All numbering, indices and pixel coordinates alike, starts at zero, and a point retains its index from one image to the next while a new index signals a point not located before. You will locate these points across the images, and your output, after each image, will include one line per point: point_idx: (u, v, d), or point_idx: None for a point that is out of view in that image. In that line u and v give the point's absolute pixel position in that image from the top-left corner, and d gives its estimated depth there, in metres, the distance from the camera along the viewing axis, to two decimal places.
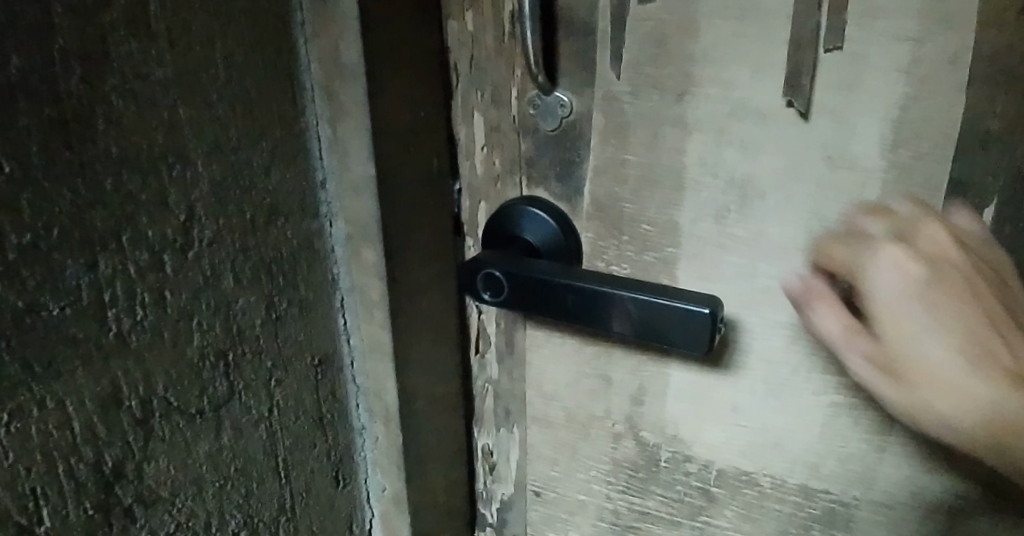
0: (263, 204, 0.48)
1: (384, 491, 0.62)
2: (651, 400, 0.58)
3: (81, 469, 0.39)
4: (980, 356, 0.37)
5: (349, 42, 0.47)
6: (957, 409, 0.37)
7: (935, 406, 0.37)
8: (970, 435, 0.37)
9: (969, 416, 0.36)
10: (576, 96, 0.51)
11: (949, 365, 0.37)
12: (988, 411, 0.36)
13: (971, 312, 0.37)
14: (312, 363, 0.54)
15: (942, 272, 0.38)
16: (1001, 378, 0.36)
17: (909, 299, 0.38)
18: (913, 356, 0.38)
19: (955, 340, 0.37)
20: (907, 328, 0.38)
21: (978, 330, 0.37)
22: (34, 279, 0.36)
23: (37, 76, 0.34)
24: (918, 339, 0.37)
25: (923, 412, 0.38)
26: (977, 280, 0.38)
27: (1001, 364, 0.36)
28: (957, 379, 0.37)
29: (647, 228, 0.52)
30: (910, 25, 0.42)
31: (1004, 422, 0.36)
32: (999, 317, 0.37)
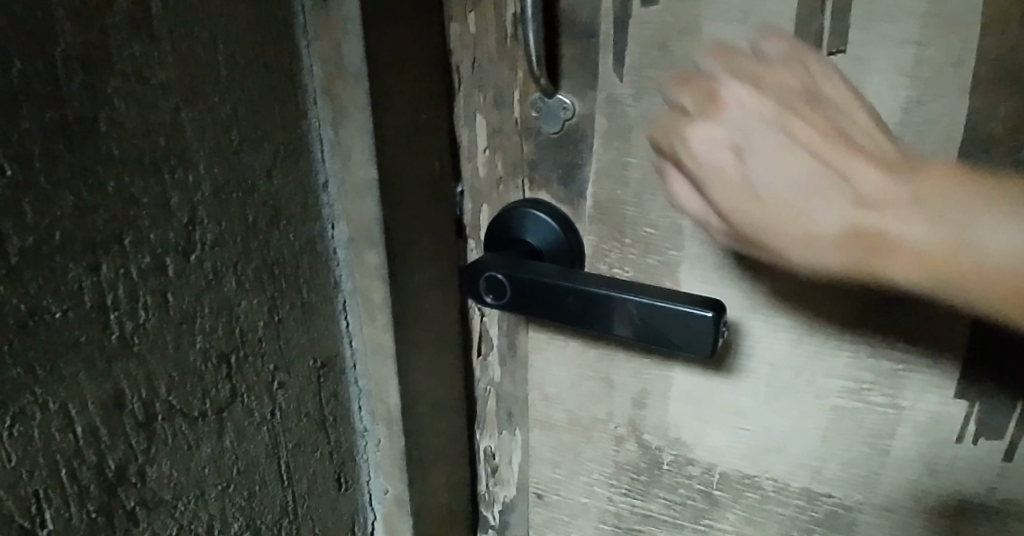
0: (266, 206, 0.48)
1: (386, 493, 0.62)
2: (653, 403, 0.58)
3: (83, 471, 0.39)
4: (822, 187, 0.33)
5: (350, 44, 0.47)
6: (814, 248, 0.34)
7: (800, 253, 0.35)
8: (840, 268, 0.34)
9: (830, 252, 0.34)
10: (579, 98, 0.51)
11: (789, 206, 0.34)
12: (843, 238, 0.33)
13: (799, 148, 0.34)
14: (314, 366, 0.54)
15: (750, 127, 0.35)
16: (849, 204, 0.33)
17: (739, 160, 0.35)
18: (757, 210, 0.35)
19: (795, 179, 0.34)
20: (745, 190, 0.35)
21: (813, 160, 0.34)
22: (37, 282, 0.36)
23: (40, 79, 0.34)
24: (761, 186, 0.35)
25: (794, 263, 0.35)
26: (787, 116, 0.35)
27: (845, 188, 0.33)
28: (809, 223, 0.34)
29: (650, 231, 0.52)
30: (913, 29, 0.42)
31: (869, 246, 0.32)
32: (821, 145, 0.34)
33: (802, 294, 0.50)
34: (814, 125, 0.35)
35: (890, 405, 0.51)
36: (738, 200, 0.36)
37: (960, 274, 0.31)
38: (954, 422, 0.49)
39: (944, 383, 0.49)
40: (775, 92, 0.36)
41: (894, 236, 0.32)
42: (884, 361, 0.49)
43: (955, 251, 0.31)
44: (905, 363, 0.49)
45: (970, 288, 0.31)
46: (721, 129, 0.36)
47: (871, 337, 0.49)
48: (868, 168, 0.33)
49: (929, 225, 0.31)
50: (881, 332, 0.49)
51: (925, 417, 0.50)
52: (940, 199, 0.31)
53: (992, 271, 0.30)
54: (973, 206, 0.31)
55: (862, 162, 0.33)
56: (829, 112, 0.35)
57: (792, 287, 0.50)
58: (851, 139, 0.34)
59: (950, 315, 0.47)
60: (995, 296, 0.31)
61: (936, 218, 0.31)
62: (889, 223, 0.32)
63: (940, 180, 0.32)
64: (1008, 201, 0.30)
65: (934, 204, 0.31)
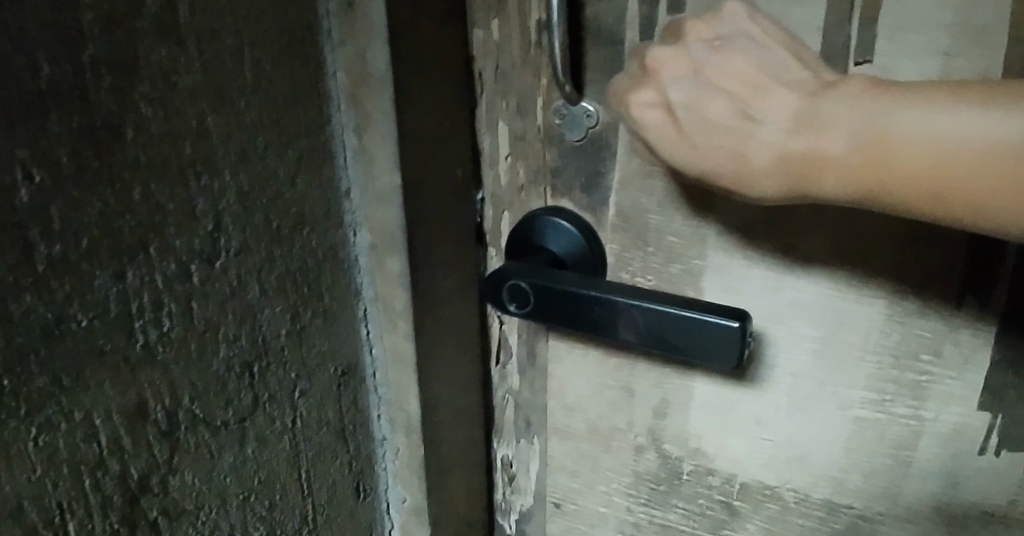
0: (289, 213, 0.48)
1: (404, 502, 0.61)
2: (674, 413, 0.57)
3: (107, 482, 0.39)
4: (748, 124, 0.37)
5: (376, 51, 0.46)
6: (758, 179, 0.38)
7: (749, 184, 0.38)
8: (780, 192, 0.38)
9: (768, 179, 0.37)
10: (603, 105, 0.51)
11: (727, 132, 0.38)
12: (779, 164, 0.37)
13: (722, 95, 0.38)
14: (334, 374, 0.54)
15: (679, 85, 0.40)
16: (778, 133, 0.36)
17: (682, 100, 0.40)
18: (700, 144, 0.39)
19: (721, 122, 0.38)
20: (681, 140, 0.40)
21: (732, 103, 0.38)
22: (64, 290, 0.35)
23: (69, 84, 0.34)
24: (693, 125, 0.39)
25: (744, 191, 0.39)
26: (706, 68, 0.40)
27: (773, 122, 0.37)
28: (747, 149, 0.37)
29: (673, 240, 0.52)
30: (943, 39, 0.42)
31: (800, 168, 0.36)
32: (739, 87, 0.38)
33: (827, 304, 0.50)
34: (738, 67, 0.39)
35: (913, 416, 0.50)
36: (687, 151, 0.40)
37: (883, 177, 0.34)
38: (978, 434, 0.49)
39: (967, 394, 0.48)
40: (701, 47, 0.40)
41: (821, 153, 0.35)
42: (908, 372, 0.49)
43: (876, 150, 0.34)
44: (929, 374, 0.49)
45: (899, 187, 0.33)
46: (657, 94, 0.42)
47: (895, 349, 0.49)
48: (791, 98, 0.37)
49: (848, 134, 0.34)
50: (906, 344, 0.48)
51: (948, 428, 0.49)
52: (855, 110, 0.35)
53: (911, 164, 0.33)
54: (886, 110, 0.34)
55: (784, 94, 0.37)
56: (749, 50, 0.39)
57: (818, 298, 0.50)
58: (772, 74, 0.38)
59: (975, 327, 0.46)
60: (920, 190, 0.33)
61: (852, 123, 0.34)
62: (813, 141, 0.35)
63: (854, 96, 0.35)
64: (917, 99, 0.33)
65: (848, 117, 0.35)
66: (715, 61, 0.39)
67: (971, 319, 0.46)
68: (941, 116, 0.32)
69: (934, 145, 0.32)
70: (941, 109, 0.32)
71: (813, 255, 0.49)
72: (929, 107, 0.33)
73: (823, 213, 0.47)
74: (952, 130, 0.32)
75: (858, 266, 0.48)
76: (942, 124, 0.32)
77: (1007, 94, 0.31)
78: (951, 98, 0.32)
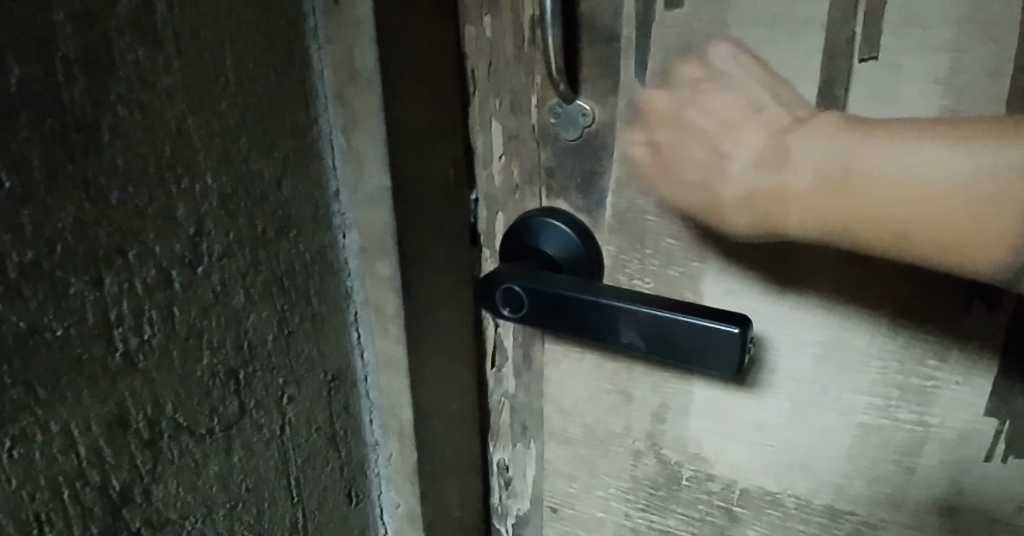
0: (276, 216, 0.46)
1: (398, 508, 0.60)
2: (673, 418, 0.56)
3: (87, 493, 0.38)
4: (724, 162, 0.40)
5: (363, 48, 0.45)
6: (731, 213, 0.40)
7: (726, 216, 0.41)
8: (752, 228, 0.40)
9: (740, 214, 0.40)
10: (599, 104, 0.49)
11: (701, 160, 0.41)
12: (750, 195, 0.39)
13: (700, 135, 0.41)
14: (325, 379, 0.53)
15: (664, 125, 0.44)
16: (745, 170, 0.39)
17: (669, 135, 0.43)
18: (680, 175, 0.43)
19: (698, 158, 0.41)
20: (666, 176, 0.44)
21: (707, 140, 0.41)
22: (37, 298, 0.34)
23: (40, 86, 0.33)
24: (679, 156, 0.43)
25: (720, 223, 0.41)
26: (687, 104, 0.43)
27: (743, 158, 0.39)
28: (721, 179, 0.40)
29: (672, 242, 0.51)
30: (948, 36, 0.40)
31: (766, 204, 0.38)
32: (717, 124, 0.41)
33: (828, 308, 0.48)
34: (718, 104, 0.41)
35: (917, 422, 0.49)
36: (668, 182, 0.44)
37: (861, 215, 0.35)
38: (983, 440, 0.47)
39: (974, 400, 0.47)
40: (686, 82, 0.43)
41: (783, 189, 0.37)
42: (912, 378, 0.48)
43: (843, 188, 0.35)
44: (934, 379, 0.47)
45: (874, 225, 0.34)
46: (644, 135, 0.46)
47: (898, 354, 0.47)
48: (762, 137, 0.39)
49: (812, 172, 0.36)
50: (910, 348, 0.47)
51: (954, 434, 0.48)
52: (821, 148, 0.36)
53: (885, 203, 0.34)
54: (859, 148, 0.35)
55: (758, 132, 0.39)
56: (728, 86, 0.41)
57: (820, 302, 0.48)
58: (752, 114, 0.40)
59: (983, 331, 0.45)
60: (896, 229, 0.34)
61: (818, 160, 0.36)
62: (778, 179, 0.37)
63: (822, 132, 0.36)
64: (889, 138, 0.34)
65: (814, 155, 0.36)
66: (695, 99, 0.42)
67: (978, 323, 0.45)
68: (915, 157, 0.33)
69: (906, 182, 0.33)
70: (914, 148, 0.33)
71: (815, 259, 0.47)
72: (900, 147, 0.34)
73: None
74: (926, 170, 0.33)
75: (863, 267, 0.46)
76: (916, 163, 0.33)
77: (978, 131, 0.32)
78: (923, 137, 0.33)
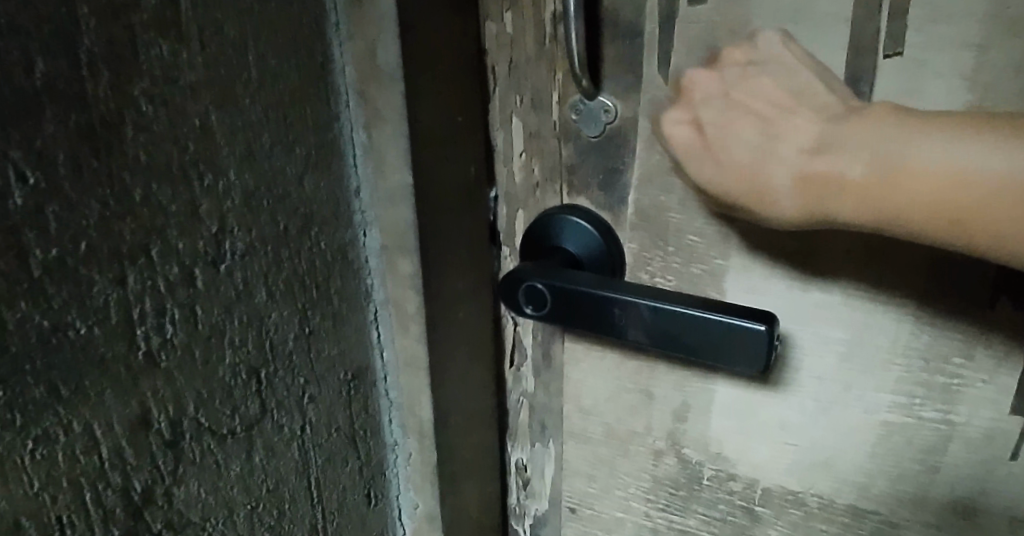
0: (297, 214, 0.46)
1: (416, 508, 0.59)
2: (694, 417, 0.55)
3: (109, 494, 0.37)
4: (773, 145, 0.39)
5: (385, 44, 0.45)
6: (779, 200, 0.39)
7: (774, 201, 0.40)
8: (798, 217, 0.39)
9: (786, 200, 0.39)
10: (621, 100, 0.49)
11: (746, 139, 0.40)
12: (799, 176, 0.38)
13: (754, 120, 0.41)
14: (344, 378, 0.52)
15: (710, 105, 0.43)
16: (794, 153, 0.38)
17: (725, 108, 0.42)
18: (724, 146, 0.41)
19: (746, 142, 0.40)
20: (708, 158, 0.42)
21: (758, 125, 0.40)
22: (61, 296, 0.34)
23: (65, 82, 0.32)
24: (731, 130, 0.41)
25: (764, 205, 0.40)
26: (734, 89, 0.42)
27: (794, 142, 0.38)
28: (772, 160, 0.39)
29: (694, 240, 0.50)
30: (975, 31, 0.40)
31: (815, 189, 0.37)
32: (769, 111, 0.40)
33: (854, 306, 0.48)
34: (765, 92, 0.41)
35: (942, 420, 0.48)
36: (716, 170, 0.42)
37: (906, 207, 0.35)
38: (1009, 439, 0.47)
39: (999, 398, 0.46)
40: (731, 69, 0.43)
41: (833, 174, 0.37)
42: (938, 376, 0.47)
43: (891, 181, 0.35)
44: (960, 377, 0.47)
45: (915, 213, 0.34)
46: (686, 113, 0.44)
47: (924, 351, 0.47)
48: (813, 123, 0.38)
49: (861, 161, 0.36)
50: (937, 346, 0.46)
51: (979, 433, 0.47)
52: (874, 139, 0.36)
53: (926, 192, 0.34)
54: (903, 137, 0.35)
55: (809, 119, 0.39)
56: (776, 75, 0.41)
57: (847, 300, 0.48)
58: (800, 102, 0.40)
59: (1011, 328, 0.44)
60: (939, 221, 0.34)
61: (868, 151, 0.36)
62: (830, 164, 0.37)
63: (872, 121, 0.36)
64: (931, 129, 0.35)
65: (864, 143, 0.36)
66: (741, 82, 0.42)
67: (1004, 320, 0.44)
68: (962, 147, 0.33)
69: (951, 174, 0.33)
70: (959, 138, 0.34)
71: (840, 256, 0.47)
72: (946, 138, 0.34)
73: None
74: (972, 160, 0.33)
75: (891, 263, 0.46)
76: (961, 154, 0.33)
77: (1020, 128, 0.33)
78: (965, 130, 0.34)
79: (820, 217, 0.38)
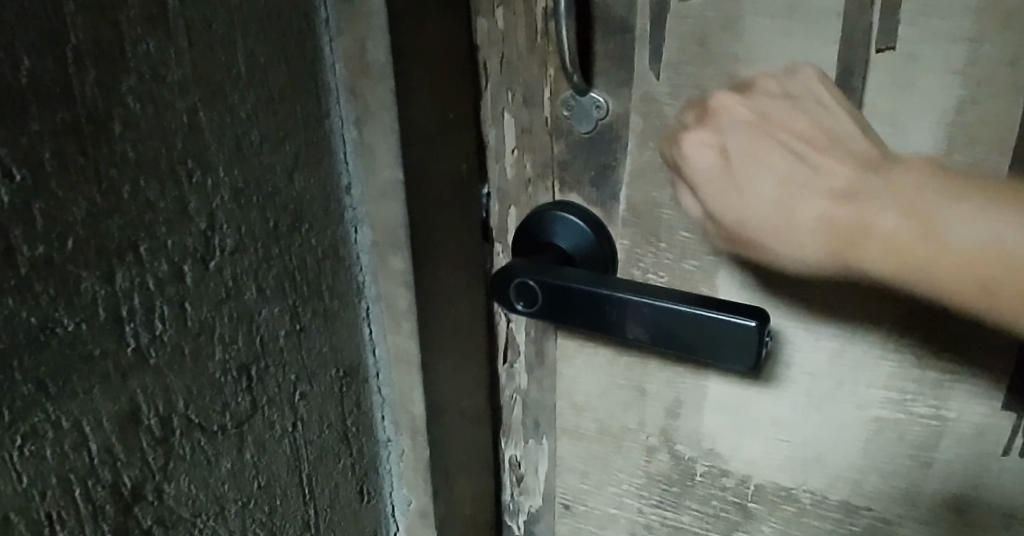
0: (287, 210, 0.46)
1: (410, 505, 0.60)
2: (687, 413, 0.55)
3: (99, 490, 0.37)
4: (805, 187, 0.38)
5: (375, 41, 0.45)
6: (806, 241, 0.38)
7: (799, 241, 0.39)
8: (820, 262, 0.39)
9: (814, 241, 0.38)
10: (613, 96, 0.49)
11: (778, 172, 0.39)
12: (829, 223, 0.37)
13: (782, 149, 0.40)
14: (336, 375, 0.52)
15: (736, 133, 0.41)
16: (828, 198, 0.37)
17: (755, 137, 0.40)
18: (750, 178, 0.40)
19: (775, 176, 0.39)
20: (727, 187, 0.41)
21: (788, 156, 0.39)
22: (49, 293, 0.34)
23: (51, 78, 0.32)
24: (758, 159, 0.40)
25: (788, 240, 0.39)
26: (765, 118, 0.41)
27: (829, 185, 0.38)
28: (804, 199, 0.38)
29: (687, 236, 0.50)
30: (966, 26, 0.40)
31: (846, 236, 0.37)
32: (801, 147, 0.39)
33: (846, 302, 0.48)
34: (796, 125, 0.40)
35: (934, 416, 0.48)
36: (739, 199, 0.40)
37: (936, 271, 0.35)
38: (1001, 434, 0.47)
39: (991, 394, 0.46)
40: (764, 99, 0.42)
41: (868, 225, 0.36)
42: (930, 372, 0.47)
43: (923, 241, 0.35)
44: (952, 373, 0.47)
45: (943, 276, 0.35)
46: (713, 135, 0.42)
47: (915, 347, 0.47)
48: (847, 167, 0.38)
49: (897, 217, 0.35)
50: (928, 341, 0.46)
51: (970, 429, 0.48)
52: (911, 194, 0.35)
53: (960, 259, 0.34)
54: (942, 197, 0.35)
55: (843, 164, 0.38)
56: (807, 109, 0.41)
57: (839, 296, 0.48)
58: (835, 141, 0.39)
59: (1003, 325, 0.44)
60: (968, 288, 0.34)
61: (904, 208, 0.35)
62: (864, 215, 0.36)
63: (907, 174, 0.36)
64: (972, 197, 0.34)
65: (901, 196, 0.35)
66: (771, 112, 0.41)
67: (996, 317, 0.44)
68: (996, 212, 0.34)
69: (990, 241, 0.33)
70: (994, 203, 0.34)
71: None
72: (985, 205, 0.34)
73: None
74: (1005, 232, 0.33)
75: (893, 297, 0.46)
76: (996, 225, 0.33)
77: None
78: (1005, 198, 0.34)
79: (844, 264, 0.38)
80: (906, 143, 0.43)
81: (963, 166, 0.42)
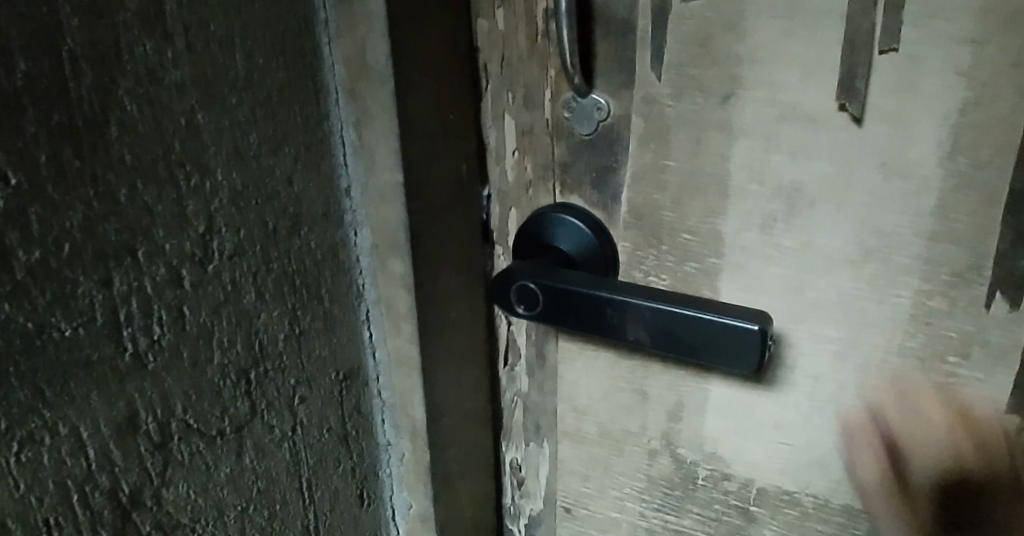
0: (286, 213, 0.45)
1: (410, 509, 0.59)
2: (689, 416, 0.55)
3: (97, 496, 0.37)
4: (927, 435, 0.49)
5: (375, 42, 0.44)
6: (930, 445, 0.49)
7: (924, 443, 0.49)
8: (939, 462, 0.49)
9: (941, 451, 0.49)
10: (614, 98, 0.49)
11: (930, 431, 0.48)
12: (952, 461, 0.49)
13: (906, 382, 0.48)
14: (336, 379, 0.52)
15: (861, 360, 0.49)
16: (944, 434, 0.48)
17: (890, 379, 0.48)
18: (914, 427, 0.49)
19: (919, 420, 0.48)
20: (890, 395, 0.49)
21: (922, 418, 0.48)
22: (45, 297, 0.33)
23: (47, 81, 0.32)
24: (909, 401, 0.48)
25: (916, 446, 0.49)
26: (899, 358, 0.48)
27: (945, 431, 0.48)
28: (936, 447, 0.49)
29: (688, 238, 0.50)
30: (970, 26, 0.39)
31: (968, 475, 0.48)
32: (935, 414, 0.48)
33: (849, 305, 0.47)
34: (915, 383, 0.48)
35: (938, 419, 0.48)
36: (891, 421, 0.49)
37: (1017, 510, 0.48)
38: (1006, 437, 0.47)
39: (996, 397, 0.46)
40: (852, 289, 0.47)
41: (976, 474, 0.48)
42: (933, 374, 0.47)
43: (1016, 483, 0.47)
44: (956, 376, 0.46)
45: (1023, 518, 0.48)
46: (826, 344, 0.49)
47: (919, 350, 0.47)
48: (950, 418, 0.47)
49: (996, 490, 0.48)
50: (932, 344, 0.46)
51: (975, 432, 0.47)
52: (988, 469, 0.48)
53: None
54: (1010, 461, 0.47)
55: (950, 409, 0.47)
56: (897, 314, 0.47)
57: (841, 299, 0.48)
58: (950, 377, 0.47)
59: (1005, 327, 0.44)
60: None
61: (993, 473, 0.48)
62: (975, 471, 0.48)
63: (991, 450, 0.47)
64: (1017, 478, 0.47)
65: (1002, 476, 0.48)
66: (880, 323, 0.47)
67: (1000, 320, 0.44)
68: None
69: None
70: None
71: (834, 255, 0.47)
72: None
73: (843, 210, 0.45)
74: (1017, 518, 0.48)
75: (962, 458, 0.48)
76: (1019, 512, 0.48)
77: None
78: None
79: (961, 474, 0.49)
80: (909, 144, 0.42)
81: (967, 168, 0.42)
